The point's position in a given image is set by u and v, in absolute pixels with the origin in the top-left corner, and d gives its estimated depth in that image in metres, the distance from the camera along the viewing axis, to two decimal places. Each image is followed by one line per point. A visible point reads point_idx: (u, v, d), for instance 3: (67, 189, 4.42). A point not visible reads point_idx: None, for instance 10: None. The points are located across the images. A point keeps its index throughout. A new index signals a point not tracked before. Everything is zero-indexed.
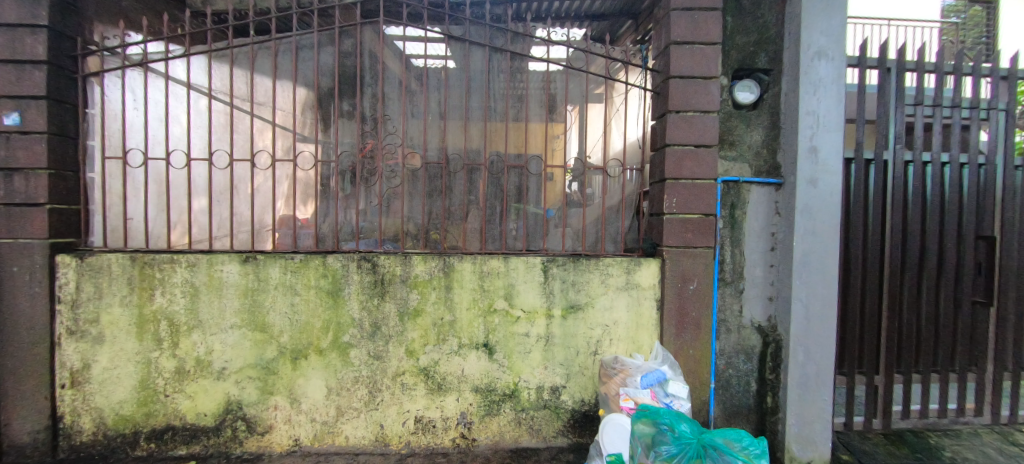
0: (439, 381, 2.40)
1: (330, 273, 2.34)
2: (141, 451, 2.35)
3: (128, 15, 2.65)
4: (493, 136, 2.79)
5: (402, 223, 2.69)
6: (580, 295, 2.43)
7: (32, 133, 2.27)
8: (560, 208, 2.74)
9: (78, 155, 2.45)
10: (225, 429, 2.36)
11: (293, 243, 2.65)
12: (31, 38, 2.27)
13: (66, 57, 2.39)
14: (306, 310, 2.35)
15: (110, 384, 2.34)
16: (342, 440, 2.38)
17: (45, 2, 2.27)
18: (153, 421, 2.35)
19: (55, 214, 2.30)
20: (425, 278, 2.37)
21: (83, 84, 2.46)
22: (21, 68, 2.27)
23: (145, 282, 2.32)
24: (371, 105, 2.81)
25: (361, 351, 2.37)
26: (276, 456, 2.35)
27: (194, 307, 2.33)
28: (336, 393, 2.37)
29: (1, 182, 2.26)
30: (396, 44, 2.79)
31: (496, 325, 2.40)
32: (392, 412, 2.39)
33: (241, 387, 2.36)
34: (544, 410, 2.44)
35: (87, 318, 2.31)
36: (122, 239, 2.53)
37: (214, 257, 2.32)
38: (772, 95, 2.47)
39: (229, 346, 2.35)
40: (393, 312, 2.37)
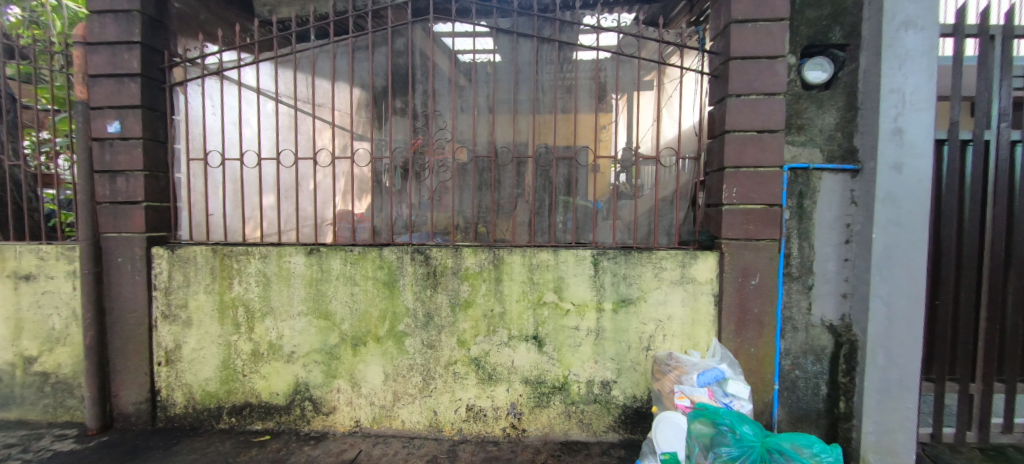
0: (490, 372, 2.44)
1: (387, 265, 2.45)
2: (224, 424, 2.60)
3: (207, 28, 2.97)
4: (542, 128, 2.77)
5: (453, 216, 2.76)
6: (631, 288, 2.37)
7: (131, 139, 2.55)
8: (609, 200, 2.69)
9: (167, 158, 2.72)
10: (294, 408, 2.55)
11: (352, 236, 2.80)
12: (128, 54, 2.54)
13: (156, 69, 2.65)
14: (365, 299, 2.47)
15: (198, 363, 2.60)
16: (399, 424, 2.50)
17: (138, 20, 2.53)
18: (234, 398, 2.59)
19: (151, 210, 2.58)
20: (475, 270, 2.41)
21: (170, 93, 2.72)
22: (120, 81, 2.55)
23: (225, 272, 2.54)
24: (422, 101, 2.91)
25: (416, 340, 2.46)
26: (340, 435, 2.51)
27: (266, 295, 2.53)
28: (393, 379, 2.49)
29: (107, 183, 2.56)
30: (445, 41, 2.83)
31: (546, 317, 2.40)
32: (445, 400, 2.47)
33: (308, 370, 2.54)
34: (595, 405, 2.41)
35: (178, 303, 2.58)
36: (204, 233, 2.80)
37: (283, 249, 2.50)
38: (848, 73, 2.25)
39: (297, 332, 2.53)
40: (445, 303, 2.44)
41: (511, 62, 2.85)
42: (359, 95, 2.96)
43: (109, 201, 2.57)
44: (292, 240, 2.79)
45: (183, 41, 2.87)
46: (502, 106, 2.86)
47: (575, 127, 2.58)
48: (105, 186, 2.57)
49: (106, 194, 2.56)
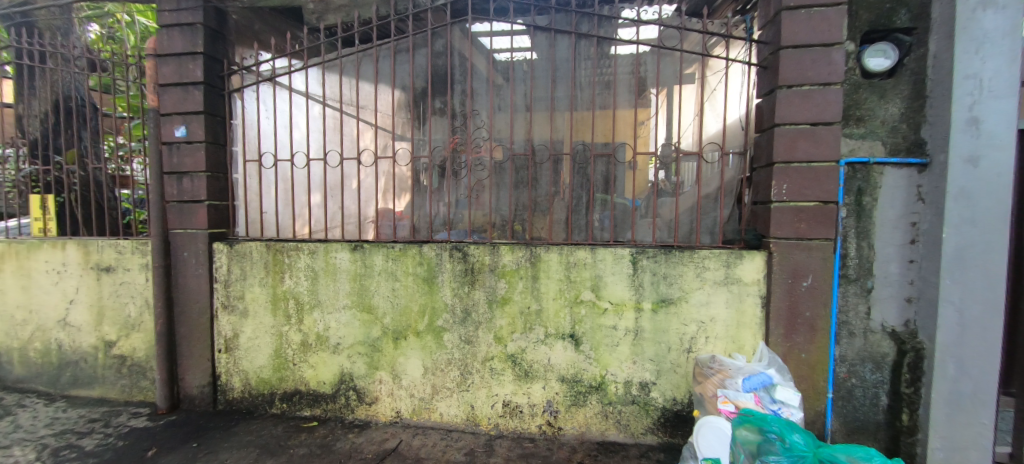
0: (526, 369, 2.45)
1: (426, 261, 2.51)
2: (277, 409, 2.77)
3: (259, 37, 3.17)
4: (580, 125, 2.74)
5: (490, 214, 2.79)
6: (672, 288, 2.31)
7: (195, 143, 2.75)
8: (649, 197, 2.63)
9: (226, 160, 2.91)
10: (340, 397, 2.68)
11: (393, 233, 2.89)
12: (193, 64, 2.74)
13: (217, 77, 2.85)
14: (405, 295, 2.55)
15: (253, 351, 2.77)
16: (437, 417, 2.57)
17: (201, 32, 2.73)
18: (285, 385, 2.75)
19: (212, 209, 2.78)
20: (512, 267, 2.43)
21: (229, 98, 2.92)
22: (186, 89, 2.76)
23: (277, 266, 2.70)
24: (461, 101, 2.96)
25: (454, 335, 2.51)
26: (382, 425, 2.60)
27: (314, 288, 2.66)
28: (432, 372, 2.55)
29: (175, 184, 2.78)
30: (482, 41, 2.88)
31: (583, 316, 2.38)
32: (482, 395, 2.50)
33: (353, 361, 2.65)
34: (633, 406, 2.37)
35: (236, 295, 2.77)
36: (259, 230, 2.99)
37: (330, 245, 2.62)
38: (914, 59, 2.09)
39: (343, 324, 2.65)
40: (482, 299, 2.47)
41: (548, 59, 2.83)
42: (400, 97, 3.05)
43: (176, 200, 2.79)
44: (337, 237, 2.92)
45: (240, 50, 3.07)
46: (539, 104, 2.85)
47: (613, 123, 2.54)
48: (173, 186, 2.79)
49: (174, 193, 2.79)
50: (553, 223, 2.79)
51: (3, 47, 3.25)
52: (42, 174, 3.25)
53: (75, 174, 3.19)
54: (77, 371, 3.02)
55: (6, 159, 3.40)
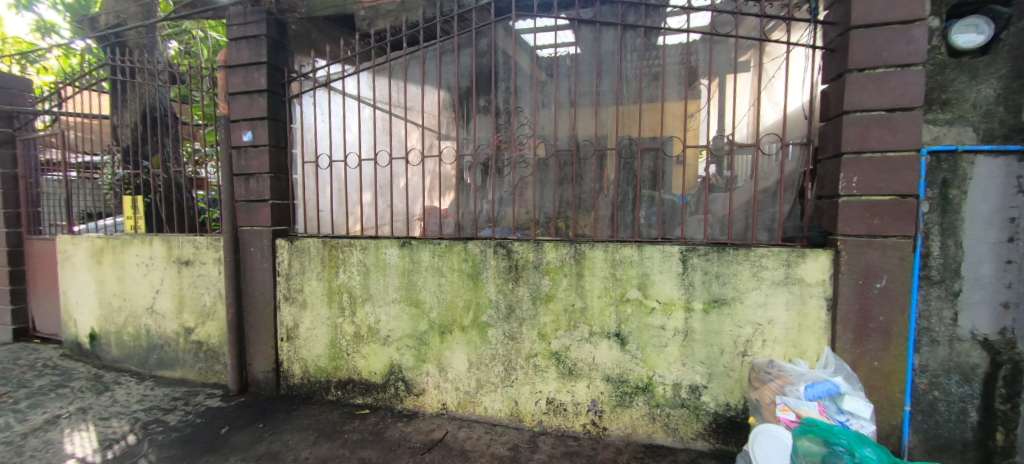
0: (570, 367, 2.43)
1: (471, 258, 2.56)
2: (333, 396, 2.93)
3: (316, 45, 3.33)
4: (627, 121, 2.65)
5: (534, 211, 2.79)
6: (725, 288, 2.20)
7: (260, 146, 2.97)
8: (699, 193, 2.52)
9: (287, 162, 3.11)
10: (389, 387, 2.79)
11: (439, 231, 2.96)
12: (257, 73, 2.95)
13: (279, 85, 3.05)
14: (451, 290, 2.61)
15: (311, 341, 2.95)
16: (482, 410, 2.61)
17: (265, 43, 2.94)
18: (340, 374, 2.90)
19: (275, 207, 2.99)
20: (556, 264, 2.41)
21: (289, 104, 3.11)
22: (252, 97, 2.98)
23: (333, 261, 2.85)
24: (505, 98, 2.98)
25: (498, 331, 2.54)
26: (429, 415, 2.68)
27: (366, 282, 2.79)
28: (477, 367, 2.60)
29: (243, 185, 3.02)
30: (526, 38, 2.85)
31: (630, 315, 2.32)
32: (526, 391, 2.51)
33: (401, 353, 2.75)
34: (682, 410, 2.28)
35: (296, 287, 2.96)
36: (316, 226, 3.18)
37: (380, 241, 2.73)
38: (1013, 33, 1.85)
39: (392, 317, 2.75)
40: (526, 296, 2.47)
41: (593, 52, 2.78)
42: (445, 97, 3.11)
43: (244, 200, 3.02)
44: (386, 233, 3.05)
45: (299, 58, 3.27)
46: (584, 99, 2.81)
47: (662, 117, 2.45)
48: (242, 187, 3.03)
49: (242, 194, 3.02)
50: (598, 219, 2.75)
51: (101, 65, 3.66)
52: (133, 178, 3.63)
53: (159, 177, 3.54)
54: (162, 354, 3.36)
55: (104, 165, 3.83)
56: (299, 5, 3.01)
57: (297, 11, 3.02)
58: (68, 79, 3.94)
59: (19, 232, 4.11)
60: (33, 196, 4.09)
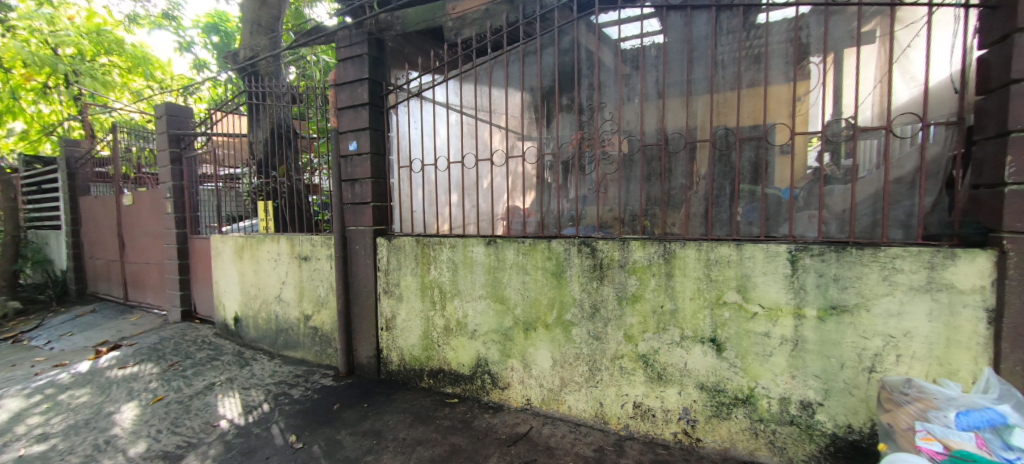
0: (659, 371, 2.31)
1: (555, 256, 2.56)
2: (426, 384, 3.13)
3: (409, 58, 3.59)
4: (722, 109, 2.51)
5: (618, 209, 2.71)
6: (846, 293, 1.92)
7: (364, 154, 3.29)
8: (811, 185, 2.24)
9: (386, 167, 3.41)
10: (477, 379, 2.91)
11: (522, 229, 3.01)
12: (361, 88, 3.28)
13: (378, 97, 3.35)
14: (535, 288, 2.64)
15: (406, 331, 3.19)
16: (566, 409, 2.59)
17: (366, 61, 3.25)
18: (432, 363, 3.09)
19: (375, 209, 3.29)
20: (643, 264, 2.32)
21: (388, 114, 3.40)
22: (356, 110, 3.31)
23: (425, 258, 3.05)
24: (588, 95, 2.94)
25: (583, 330, 2.50)
26: (514, 409, 2.75)
27: (455, 278, 2.94)
28: (561, 365, 2.59)
29: (350, 189, 3.37)
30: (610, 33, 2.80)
31: (727, 319, 2.15)
32: (611, 393, 2.44)
33: (488, 347, 2.85)
34: (791, 427, 2.05)
35: (394, 282, 3.22)
36: (410, 226, 3.42)
37: (468, 240, 2.86)
38: None
39: (479, 312, 2.86)
40: (611, 295, 2.41)
41: (684, 39, 2.61)
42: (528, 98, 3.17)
43: (351, 202, 3.37)
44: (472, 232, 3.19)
45: (394, 71, 3.56)
46: (673, 89, 2.67)
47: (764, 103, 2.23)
48: (349, 191, 3.38)
49: (349, 197, 3.38)
50: (690, 217, 2.59)
51: (241, 91, 4.35)
52: (264, 186, 4.25)
53: (283, 184, 4.09)
54: (287, 336, 3.88)
55: (243, 175, 4.54)
56: (395, 24, 3.27)
57: (394, 28, 3.29)
58: (217, 105, 4.74)
59: (184, 232, 5.04)
60: (194, 202, 4.98)
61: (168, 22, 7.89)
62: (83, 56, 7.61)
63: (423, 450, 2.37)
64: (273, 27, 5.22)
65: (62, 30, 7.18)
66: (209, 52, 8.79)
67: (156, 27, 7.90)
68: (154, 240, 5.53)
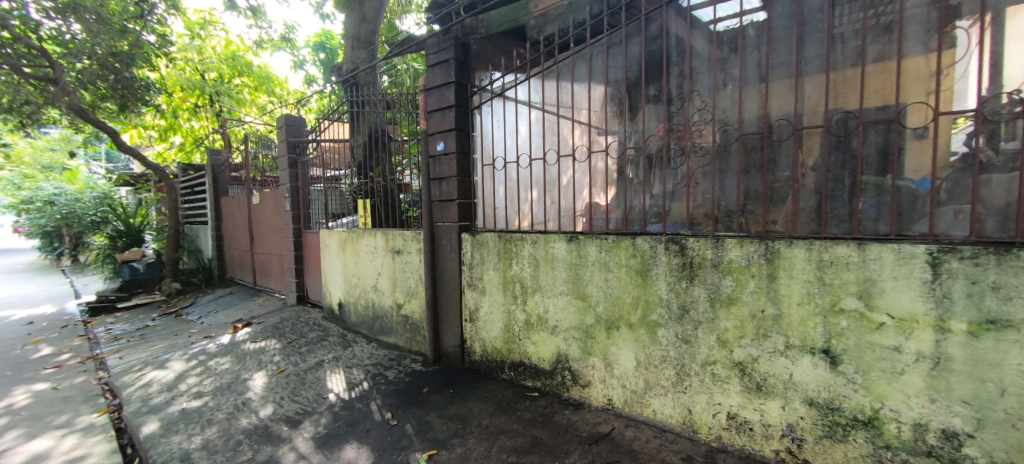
0: (759, 382, 2.11)
1: (640, 254, 2.46)
2: (507, 376, 3.21)
3: (492, 59, 3.69)
4: (841, 91, 2.25)
5: (710, 205, 2.56)
6: (1009, 305, 1.58)
7: (450, 154, 3.46)
8: (960, 174, 1.88)
9: (470, 166, 3.54)
10: (557, 374, 2.91)
11: (605, 226, 2.94)
12: (448, 91, 3.45)
13: (464, 99, 3.50)
14: (619, 286, 2.56)
15: (489, 323, 3.29)
16: (651, 413, 2.49)
17: (453, 66, 3.42)
18: (513, 356, 3.16)
19: (461, 206, 3.45)
20: (740, 264, 2.13)
21: (472, 115, 3.53)
22: (444, 112, 3.49)
23: (507, 253, 3.12)
24: (678, 84, 2.82)
25: (670, 332, 2.38)
26: (595, 408, 2.70)
27: (536, 274, 2.96)
28: (645, 367, 2.48)
29: (438, 187, 3.57)
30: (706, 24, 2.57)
31: (844, 329, 1.89)
32: (701, 400, 2.29)
33: (568, 344, 2.83)
34: (927, 460, 1.74)
35: (477, 276, 3.34)
36: (492, 221, 3.50)
37: (550, 236, 2.87)
38: None
39: (560, 308, 2.86)
40: (703, 296, 2.25)
41: (792, 14, 2.36)
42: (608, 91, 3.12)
43: (438, 200, 3.58)
44: (553, 228, 3.17)
45: (478, 73, 3.67)
46: (779, 71, 2.45)
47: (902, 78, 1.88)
48: (436, 189, 3.59)
49: (438, 195, 3.58)
50: (798, 212, 2.33)
51: (344, 101, 4.83)
52: (363, 185, 4.68)
53: (379, 183, 4.46)
54: (382, 323, 4.23)
55: (345, 177, 5.05)
56: (480, 26, 3.38)
57: (479, 32, 3.39)
58: (325, 115, 5.31)
59: (299, 227, 5.72)
60: (305, 200, 5.64)
61: (286, 44, 9.02)
62: (223, 78, 8.98)
63: (505, 439, 2.43)
64: (370, 40, 5.72)
65: (208, 58, 8.55)
66: (317, 68, 9.90)
67: (277, 49, 9.07)
68: (276, 234, 6.37)
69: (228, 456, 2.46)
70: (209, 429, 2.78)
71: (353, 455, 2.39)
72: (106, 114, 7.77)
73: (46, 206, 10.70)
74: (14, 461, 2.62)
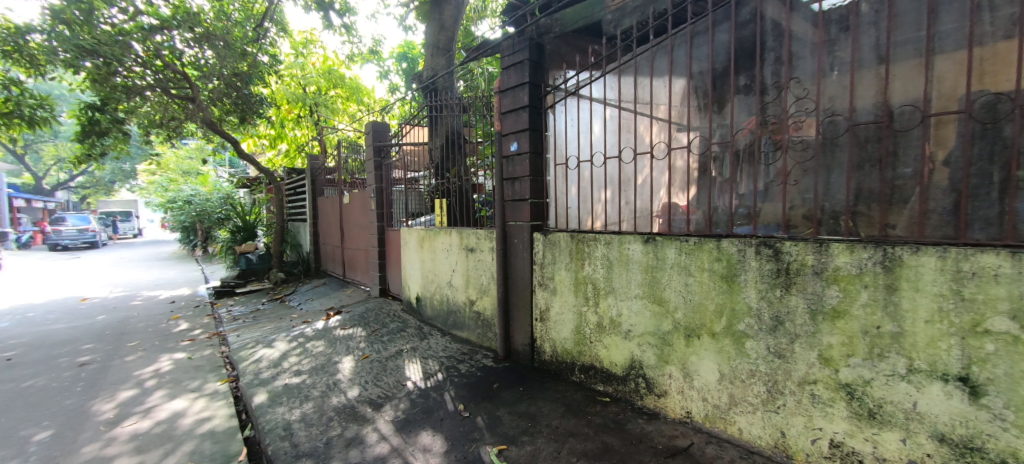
0: (872, 408, 1.84)
1: (726, 257, 2.27)
2: (577, 378, 3.16)
3: (566, 58, 3.66)
4: (990, 71, 1.98)
5: (812, 206, 2.31)
6: None
7: (524, 154, 3.48)
8: None
9: (544, 165, 3.54)
10: (630, 381, 2.79)
11: (685, 228, 2.80)
12: (522, 92, 3.48)
13: (538, 99, 3.49)
14: (700, 291, 2.39)
15: (560, 324, 3.26)
16: (736, 431, 2.29)
17: (527, 67, 3.43)
18: (583, 359, 3.10)
19: (533, 206, 3.46)
20: (849, 271, 1.87)
21: (546, 114, 3.51)
22: (518, 113, 3.52)
23: (580, 254, 3.07)
24: (774, 71, 2.66)
25: (760, 344, 2.17)
26: (671, 420, 2.55)
27: (610, 276, 2.87)
28: (730, 380, 2.29)
29: (511, 187, 3.62)
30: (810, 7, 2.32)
31: (990, 354, 1.57)
32: (798, 423, 2.06)
33: (643, 350, 2.71)
34: None
35: (549, 276, 3.32)
36: (565, 221, 3.46)
37: (624, 237, 2.76)
38: None
39: (634, 312, 2.74)
40: (801, 307, 2.02)
41: None
42: (683, 85, 3.02)
43: (511, 200, 3.62)
44: (627, 229, 3.04)
45: (552, 72, 3.64)
46: (902, 51, 2.19)
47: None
48: (509, 189, 3.64)
49: (511, 195, 3.62)
50: (926, 213, 2.00)
51: (424, 107, 5.11)
52: (440, 186, 4.89)
53: (455, 184, 4.63)
54: (456, 317, 4.38)
55: (425, 178, 5.33)
56: (554, 26, 3.37)
57: (553, 31, 3.39)
58: (407, 120, 5.64)
59: (382, 225, 6.13)
60: (388, 200, 6.05)
61: (373, 57, 9.75)
62: (321, 91, 9.97)
63: (575, 442, 2.39)
64: (448, 47, 5.98)
65: (309, 73, 9.55)
66: (400, 77, 10.57)
67: (366, 62, 9.86)
68: (362, 231, 6.91)
69: (321, 429, 2.71)
70: (306, 403, 3.10)
71: (429, 441, 2.50)
72: (230, 126, 9.03)
73: (186, 205, 12.73)
74: (160, 416, 3.13)
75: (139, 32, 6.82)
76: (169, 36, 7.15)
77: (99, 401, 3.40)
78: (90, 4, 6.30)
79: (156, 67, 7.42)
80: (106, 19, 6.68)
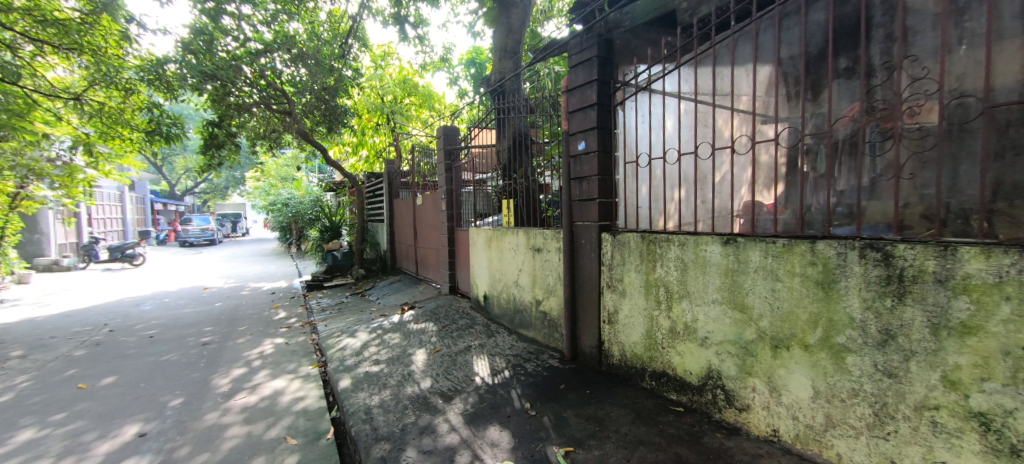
0: (1015, 444, 1.54)
1: (821, 261, 2.04)
2: (647, 384, 3.02)
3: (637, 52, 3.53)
4: None
5: (932, 202, 1.99)
6: None
7: (592, 153, 3.42)
8: None
9: (613, 164, 3.45)
10: (707, 392, 2.62)
11: (771, 228, 2.56)
12: (590, 90, 3.41)
13: (606, 96, 3.41)
14: (790, 298, 2.17)
15: (629, 327, 3.15)
16: (833, 455, 2.04)
17: (595, 64, 3.36)
18: (655, 365, 2.96)
19: (601, 205, 3.38)
20: (985, 280, 1.59)
21: (615, 112, 3.42)
22: (586, 111, 3.47)
23: (651, 255, 2.94)
24: (884, 50, 2.34)
25: (864, 361, 1.91)
26: (755, 437, 2.35)
27: (684, 279, 2.71)
28: (825, 398, 2.05)
29: (579, 186, 3.57)
30: None
31: None
32: (913, 454, 1.78)
33: (721, 359, 2.52)
34: None
35: (618, 277, 3.22)
36: (635, 221, 3.34)
37: (701, 238, 2.59)
38: None
39: (712, 319, 2.56)
40: (919, 320, 1.74)
41: None
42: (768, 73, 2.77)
43: (579, 199, 3.56)
44: (703, 229, 2.84)
45: (622, 68, 3.53)
46: None
47: None
48: (577, 189, 3.59)
49: (578, 194, 3.57)
50: None
51: (492, 110, 5.22)
52: (507, 186, 4.97)
53: (521, 184, 4.67)
54: (522, 317, 4.42)
55: (492, 179, 5.45)
56: (624, 20, 3.28)
57: (622, 25, 3.30)
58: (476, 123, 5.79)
59: (452, 225, 6.37)
60: (457, 201, 6.27)
61: (444, 64, 10.16)
62: (397, 99, 10.60)
63: (645, 451, 2.29)
64: (516, 49, 6.05)
65: (386, 83, 10.22)
66: (469, 82, 10.90)
67: (437, 70, 10.30)
68: (433, 231, 7.23)
69: (397, 416, 2.88)
70: (384, 390, 3.31)
71: (497, 436, 2.55)
72: (320, 135, 9.96)
73: (284, 208, 14.24)
74: (264, 393, 3.54)
75: (248, 57, 7.79)
76: (271, 58, 8.07)
77: (216, 376, 3.93)
78: (211, 35, 7.30)
79: (261, 86, 8.42)
80: (223, 47, 7.71)
